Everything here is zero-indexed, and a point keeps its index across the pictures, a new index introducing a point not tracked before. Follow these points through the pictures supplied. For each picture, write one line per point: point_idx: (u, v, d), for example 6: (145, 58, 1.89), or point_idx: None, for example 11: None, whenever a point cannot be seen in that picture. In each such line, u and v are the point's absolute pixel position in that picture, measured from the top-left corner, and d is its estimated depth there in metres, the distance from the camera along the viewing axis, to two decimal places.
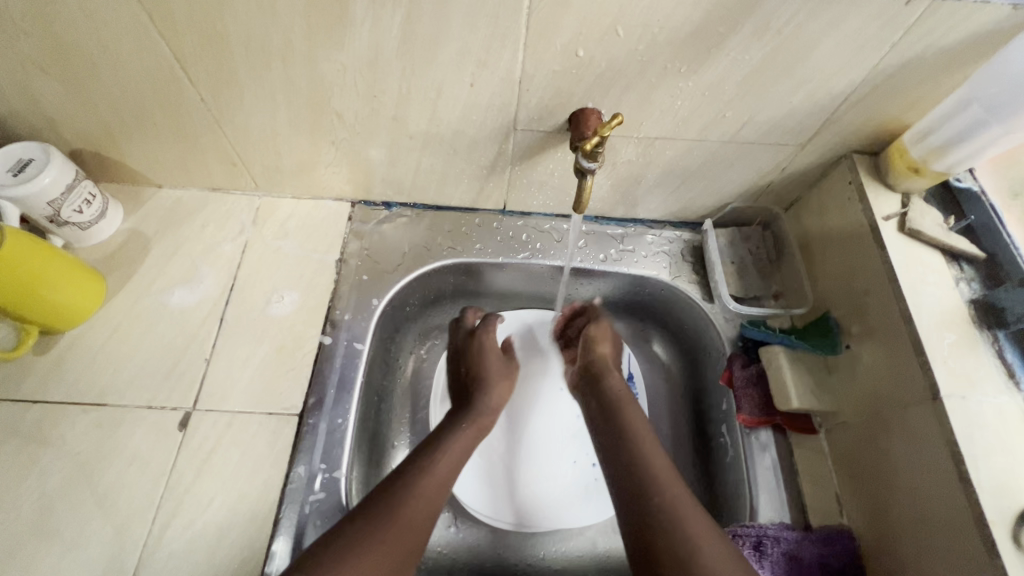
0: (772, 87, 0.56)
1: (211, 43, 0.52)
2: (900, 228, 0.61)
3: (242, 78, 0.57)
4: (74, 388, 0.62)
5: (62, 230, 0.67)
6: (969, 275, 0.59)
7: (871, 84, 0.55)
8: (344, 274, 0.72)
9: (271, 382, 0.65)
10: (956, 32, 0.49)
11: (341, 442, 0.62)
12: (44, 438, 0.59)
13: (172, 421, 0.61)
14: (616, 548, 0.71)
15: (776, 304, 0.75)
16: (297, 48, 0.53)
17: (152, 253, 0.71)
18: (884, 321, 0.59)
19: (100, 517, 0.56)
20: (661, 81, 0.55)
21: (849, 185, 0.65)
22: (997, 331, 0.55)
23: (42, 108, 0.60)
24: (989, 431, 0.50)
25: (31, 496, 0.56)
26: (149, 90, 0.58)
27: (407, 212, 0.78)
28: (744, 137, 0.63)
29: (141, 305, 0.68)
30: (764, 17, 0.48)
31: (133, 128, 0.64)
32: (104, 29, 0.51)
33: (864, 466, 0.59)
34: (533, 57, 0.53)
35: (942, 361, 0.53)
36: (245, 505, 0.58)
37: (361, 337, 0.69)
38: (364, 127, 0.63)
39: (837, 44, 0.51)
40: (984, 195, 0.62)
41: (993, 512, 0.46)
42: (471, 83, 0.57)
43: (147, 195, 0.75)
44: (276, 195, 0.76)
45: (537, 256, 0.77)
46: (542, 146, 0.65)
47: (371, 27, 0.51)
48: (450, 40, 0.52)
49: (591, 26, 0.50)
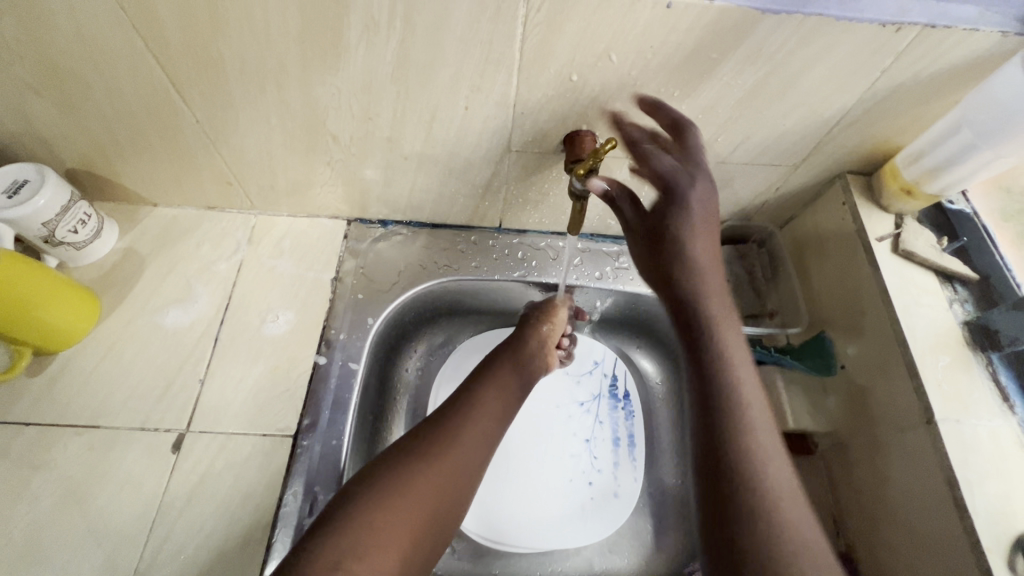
0: (765, 110, 0.56)
1: (207, 66, 0.53)
2: (894, 249, 0.61)
3: (238, 100, 0.57)
4: (66, 410, 0.62)
5: (56, 250, 0.67)
6: (963, 296, 0.59)
7: (862, 108, 0.56)
8: (339, 293, 0.72)
9: (265, 403, 0.64)
10: (946, 58, 0.50)
11: (335, 464, 0.62)
12: (36, 461, 0.59)
13: (165, 443, 0.61)
14: (611, 568, 0.71)
15: (772, 323, 0.75)
16: (293, 72, 0.53)
17: (147, 272, 0.71)
18: (879, 343, 0.59)
19: (91, 543, 0.55)
20: (654, 104, 0.56)
21: (842, 206, 0.66)
22: (990, 353, 0.55)
23: (38, 131, 0.60)
24: (983, 454, 0.50)
25: (22, 520, 0.56)
26: (144, 113, 0.58)
27: (403, 230, 0.78)
28: (737, 158, 0.63)
29: (135, 325, 0.68)
30: (755, 44, 0.49)
31: (129, 149, 0.64)
32: (99, 54, 0.51)
33: (861, 489, 0.59)
34: (527, 81, 0.54)
35: (936, 384, 0.53)
36: (238, 529, 0.57)
37: (356, 357, 0.69)
38: (359, 148, 0.63)
39: (828, 70, 0.51)
40: (977, 217, 0.63)
41: (988, 538, 0.46)
42: (466, 106, 0.57)
43: (142, 214, 0.75)
44: (271, 213, 0.76)
45: (533, 274, 0.77)
46: (537, 166, 0.65)
47: (366, 52, 0.51)
48: (444, 65, 0.52)
49: (584, 52, 0.50)
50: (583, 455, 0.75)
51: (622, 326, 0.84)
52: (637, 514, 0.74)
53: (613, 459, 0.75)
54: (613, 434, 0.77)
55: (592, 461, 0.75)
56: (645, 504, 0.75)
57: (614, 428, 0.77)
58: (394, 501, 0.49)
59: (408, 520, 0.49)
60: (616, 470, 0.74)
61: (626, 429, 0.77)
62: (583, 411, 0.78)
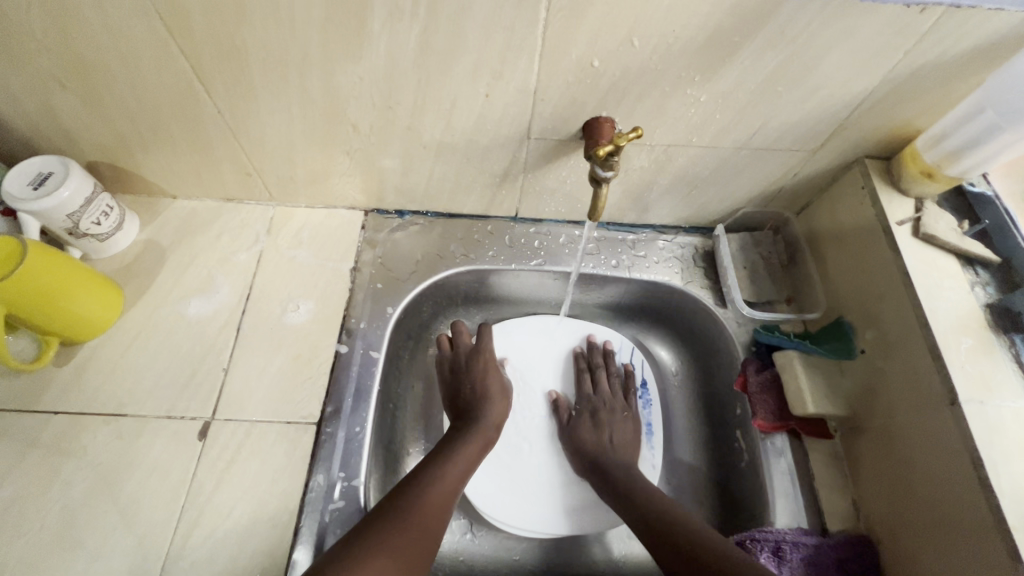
0: (785, 95, 0.56)
1: (230, 56, 0.53)
2: (914, 232, 0.61)
3: (259, 90, 0.57)
4: (93, 399, 0.63)
5: (80, 241, 0.67)
6: (985, 278, 0.59)
7: (883, 91, 0.56)
8: (358, 283, 0.73)
9: (288, 391, 0.65)
10: (969, 39, 0.50)
11: (358, 450, 0.63)
12: (66, 449, 0.60)
13: (191, 431, 0.62)
14: (631, 554, 0.71)
15: (789, 309, 0.75)
16: (315, 60, 0.53)
17: (169, 264, 0.72)
18: (900, 326, 0.59)
19: (122, 528, 0.56)
20: (674, 89, 0.56)
21: (861, 190, 0.66)
22: (1013, 335, 0.55)
23: (62, 123, 0.61)
24: (1007, 434, 0.50)
25: (53, 506, 0.57)
26: (168, 105, 0.59)
27: (420, 220, 0.78)
28: (756, 143, 0.63)
29: (158, 316, 0.69)
30: (778, 27, 0.49)
31: (151, 141, 0.64)
32: (124, 44, 0.51)
33: (882, 473, 0.59)
34: (548, 69, 0.54)
35: (959, 366, 0.53)
36: (265, 514, 0.58)
37: (377, 345, 0.69)
38: (378, 137, 0.63)
39: (851, 51, 0.51)
40: (999, 199, 0.63)
41: (1015, 518, 0.46)
42: (485, 94, 0.57)
43: (162, 206, 0.75)
44: (290, 204, 0.77)
45: (549, 262, 0.77)
46: (555, 154, 0.66)
47: (388, 39, 0.51)
48: (466, 52, 0.52)
49: (606, 38, 0.50)
50: None
51: (637, 316, 0.85)
52: None
53: None
54: None
55: None
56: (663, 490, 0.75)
57: None
58: (375, 545, 0.49)
59: (405, 541, 0.51)
60: (635, 458, 0.75)
61: (644, 416, 0.78)
62: None
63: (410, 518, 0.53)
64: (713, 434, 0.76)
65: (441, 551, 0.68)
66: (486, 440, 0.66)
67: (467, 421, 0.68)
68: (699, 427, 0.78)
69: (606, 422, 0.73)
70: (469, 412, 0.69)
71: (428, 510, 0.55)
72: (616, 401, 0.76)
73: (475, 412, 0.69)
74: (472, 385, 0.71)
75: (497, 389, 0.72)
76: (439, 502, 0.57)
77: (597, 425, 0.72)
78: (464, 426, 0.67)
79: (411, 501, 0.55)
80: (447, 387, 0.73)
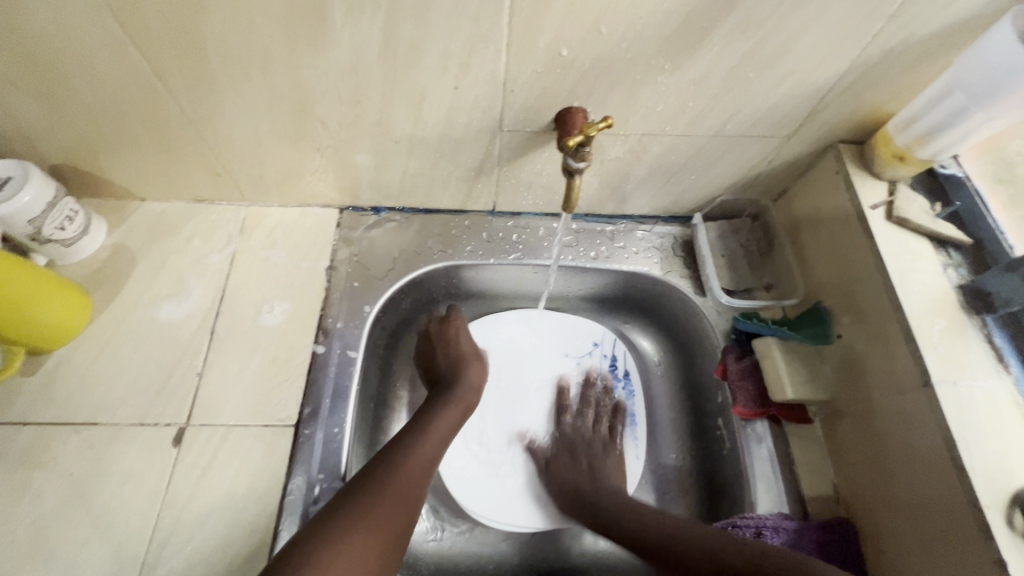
0: (757, 82, 0.56)
1: (190, 52, 0.51)
2: (887, 216, 0.61)
3: (222, 87, 0.56)
4: (64, 409, 0.61)
5: (44, 247, 0.66)
6: (957, 260, 0.60)
7: (854, 75, 0.56)
8: (334, 282, 0.72)
9: (264, 394, 0.64)
10: (935, 21, 0.50)
11: (338, 451, 0.62)
12: (36, 460, 0.58)
13: (166, 437, 0.61)
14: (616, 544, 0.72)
15: (768, 296, 0.75)
16: (277, 55, 0.52)
17: (139, 268, 0.71)
18: (874, 309, 0.59)
19: (97, 538, 0.55)
20: (645, 77, 0.55)
21: (835, 175, 0.66)
22: (985, 315, 0.56)
23: (20, 126, 0.59)
24: (979, 413, 0.50)
25: (25, 519, 0.55)
26: (129, 104, 0.57)
27: (396, 217, 0.77)
28: (730, 131, 0.63)
29: (130, 321, 0.67)
30: (745, 12, 0.48)
31: (114, 142, 0.63)
32: (79, 42, 0.50)
33: (861, 456, 0.59)
34: (516, 59, 0.53)
35: (933, 348, 0.53)
36: (243, 519, 0.57)
37: (354, 345, 0.68)
38: (348, 133, 0.62)
39: (821, 35, 0.51)
40: (968, 181, 0.63)
41: (987, 496, 0.46)
42: (455, 86, 0.56)
43: (130, 209, 0.74)
44: (262, 203, 0.76)
45: (528, 255, 0.77)
46: (529, 146, 0.65)
47: (351, 32, 0.50)
48: (432, 44, 0.51)
49: (573, 26, 0.50)
50: None
51: (619, 307, 0.84)
52: (641, 491, 0.75)
53: (616, 438, 0.76)
54: (614, 414, 0.78)
55: None
56: (648, 480, 0.75)
57: (615, 408, 0.78)
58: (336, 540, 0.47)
59: (369, 536, 0.49)
60: (619, 449, 0.75)
61: (628, 408, 0.78)
62: (584, 392, 0.79)
63: (388, 490, 0.52)
64: (696, 423, 0.76)
65: (427, 548, 0.67)
66: (465, 405, 0.67)
67: (446, 386, 0.69)
68: (682, 416, 0.78)
69: (582, 455, 0.72)
70: (447, 378, 0.70)
71: (396, 496, 0.53)
72: (595, 438, 0.74)
73: (450, 376, 0.70)
74: (445, 351, 0.73)
75: (471, 351, 0.73)
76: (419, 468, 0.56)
77: (575, 461, 0.71)
78: (442, 388, 0.68)
79: (390, 465, 0.55)
80: (425, 355, 0.74)
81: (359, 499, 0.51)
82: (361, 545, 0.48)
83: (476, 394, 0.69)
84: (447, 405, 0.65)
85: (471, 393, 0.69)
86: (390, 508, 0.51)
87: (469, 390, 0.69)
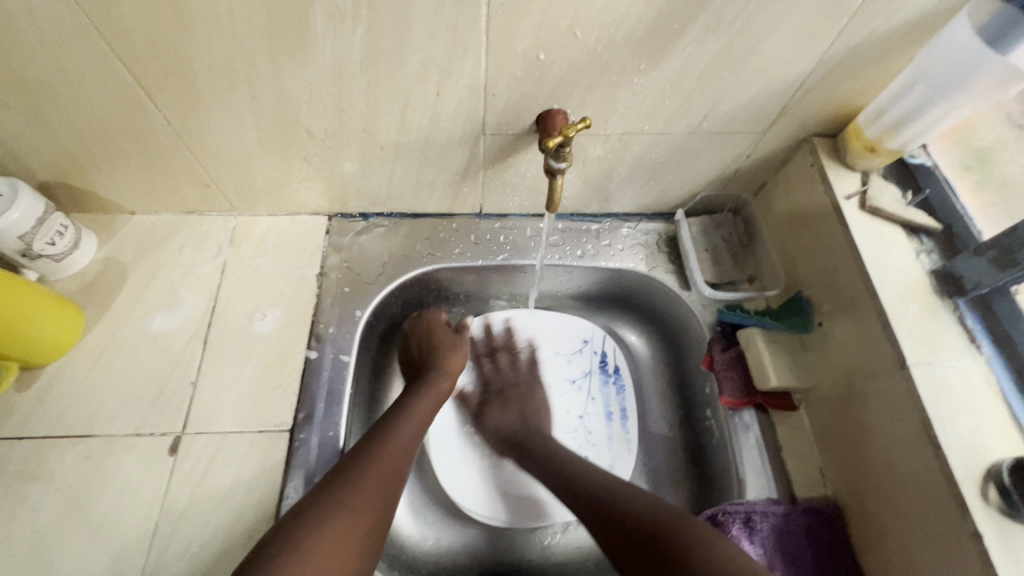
0: (730, 79, 0.58)
1: (174, 65, 0.52)
2: (861, 206, 0.63)
3: (206, 99, 0.57)
4: (59, 423, 0.62)
5: (35, 263, 0.66)
6: (929, 246, 0.62)
7: (822, 71, 0.58)
8: (325, 288, 0.73)
9: (258, 401, 0.65)
10: (897, 16, 0.52)
11: (333, 455, 0.63)
12: (33, 474, 0.59)
13: (162, 446, 0.61)
14: None
15: (751, 288, 0.77)
16: (260, 66, 0.53)
17: (130, 280, 0.71)
18: (852, 298, 0.61)
19: (95, 548, 0.56)
20: (622, 79, 0.57)
21: (811, 168, 0.68)
22: (957, 299, 0.57)
23: (6, 143, 0.59)
24: (953, 391, 0.52)
25: (23, 532, 0.56)
26: (115, 119, 0.58)
27: (384, 222, 0.78)
28: (706, 128, 0.65)
29: (123, 333, 0.68)
30: (714, 14, 0.50)
31: (102, 157, 0.63)
32: (64, 59, 0.51)
33: (844, 439, 0.61)
34: (496, 63, 0.54)
35: (907, 331, 0.55)
36: (241, 524, 0.58)
37: (347, 349, 0.69)
38: (333, 141, 0.63)
39: (789, 32, 0.53)
40: (938, 169, 0.66)
41: (961, 471, 0.48)
42: (437, 92, 0.57)
43: (120, 223, 0.74)
44: (251, 213, 0.76)
45: (515, 256, 0.78)
46: (512, 148, 0.66)
47: (333, 42, 0.51)
48: (413, 52, 0.53)
49: (550, 30, 0.51)
50: (577, 431, 0.77)
51: (607, 304, 0.86)
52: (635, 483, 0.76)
53: (607, 432, 0.77)
54: (605, 409, 0.79)
55: (587, 435, 0.77)
56: (641, 473, 0.76)
57: (606, 403, 0.79)
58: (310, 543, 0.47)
59: (340, 540, 0.48)
60: (611, 443, 0.77)
61: (618, 403, 0.80)
62: (575, 388, 0.80)
63: (360, 486, 0.53)
64: (686, 415, 0.78)
65: (427, 549, 0.68)
66: (438, 392, 0.68)
67: (422, 374, 0.70)
68: (672, 409, 0.79)
69: (513, 401, 0.76)
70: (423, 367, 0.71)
71: (368, 495, 0.53)
72: (520, 374, 0.79)
73: (427, 367, 0.71)
74: (421, 340, 0.74)
75: (447, 341, 0.74)
76: (397, 454, 0.58)
77: (506, 406, 0.75)
78: (418, 381, 0.69)
79: (368, 457, 0.56)
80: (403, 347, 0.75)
81: (338, 489, 0.52)
82: (338, 530, 0.49)
83: (449, 381, 0.70)
84: (423, 394, 0.66)
85: (444, 379, 0.70)
86: (364, 503, 0.52)
87: (443, 377, 0.70)
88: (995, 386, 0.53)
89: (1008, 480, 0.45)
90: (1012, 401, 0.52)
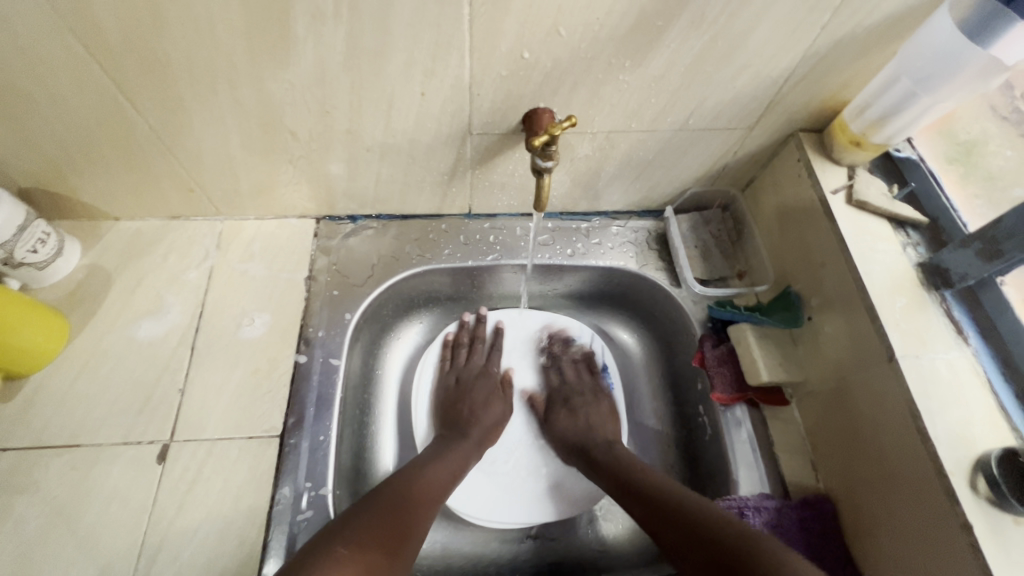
0: (715, 75, 0.58)
1: (153, 68, 0.52)
2: (848, 200, 0.64)
3: (189, 103, 0.56)
4: (44, 433, 0.61)
5: (17, 271, 0.65)
6: (916, 239, 0.62)
7: (806, 67, 0.58)
8: (314, 291, 0.72)
9: (247, 407, 0.64)
10: (878, 12, 0.52)
11: (324, 459, 0.62)
12: (18, 485, 0.58)
13: (149, 455, 0.60)
14: (605, 537, 0.72)
15: (741, 284, 0.78)
16: (242, 69, 0.53)
17: (115, 288, 0.70)
18: (840, 291, 0.61)
19: (83, 560, 0.55)
20: (606, 77, 0.57)
21: (798, 163, 0.68)
22: (944, 291, 0.58)
23: None
24: (940, 383, 0.52)
25: (8, 544, 0.55)
26: (95, 123, 0.57)
27: (373, 224, 0.78)
28: (694, 125, 0.65)
29: (108, 341, 0.67)
30: (697, 11, 0.50)
31: (83, 162, 0.62)
32: (41, 63, 0.50)
33: (836, 434, 0.61)
34: (480, 63, 0.54)
35: (894, 323, 0.55)
36: (232, 532, 0.57)
37: (337, 353, 0.69)
38: (319, 143, 0.63)
39: (772, 28, 0.53)
40: (923, 162, 0.66)
41: (951, 463, 0.48)
42: (422, 92, 0.57)
43: (104, 229, 0.73)
44: (237, 218, 0.76)
45: (506, 256, 0.78)
46: (499, 148, 0.66)
47: (315, 42, 0.50)
48: (396, 52, 0.52)
49: (533, 29, 0.51)
50: None
51: (598, 303, 0.86)
52: None
53: None
54: None
55: None
56: None
57: None
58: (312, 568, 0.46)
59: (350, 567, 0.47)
60: None
61: None
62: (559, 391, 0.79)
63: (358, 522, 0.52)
64: (679, 412, 0.77)
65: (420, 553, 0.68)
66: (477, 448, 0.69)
67: (465, 424, 0.70)
68: (664, 407, 0.79)
69: (581, 409, 0.74)
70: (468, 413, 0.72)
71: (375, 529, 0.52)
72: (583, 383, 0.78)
73: (470, 418, 0.71)
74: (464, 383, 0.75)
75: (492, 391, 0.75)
76: (425, 488, 0.60)
77: (573, 414, 0.73)
78: (458, 431, 0.69)
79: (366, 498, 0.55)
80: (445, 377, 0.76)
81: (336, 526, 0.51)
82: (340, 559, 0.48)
83: (490, 435, 0.71)
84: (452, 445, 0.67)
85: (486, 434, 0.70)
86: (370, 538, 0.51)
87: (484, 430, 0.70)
88: (983, 376, 0.53)
89: (997, 471, 0.46)
90: (999, 391, 0.53)
